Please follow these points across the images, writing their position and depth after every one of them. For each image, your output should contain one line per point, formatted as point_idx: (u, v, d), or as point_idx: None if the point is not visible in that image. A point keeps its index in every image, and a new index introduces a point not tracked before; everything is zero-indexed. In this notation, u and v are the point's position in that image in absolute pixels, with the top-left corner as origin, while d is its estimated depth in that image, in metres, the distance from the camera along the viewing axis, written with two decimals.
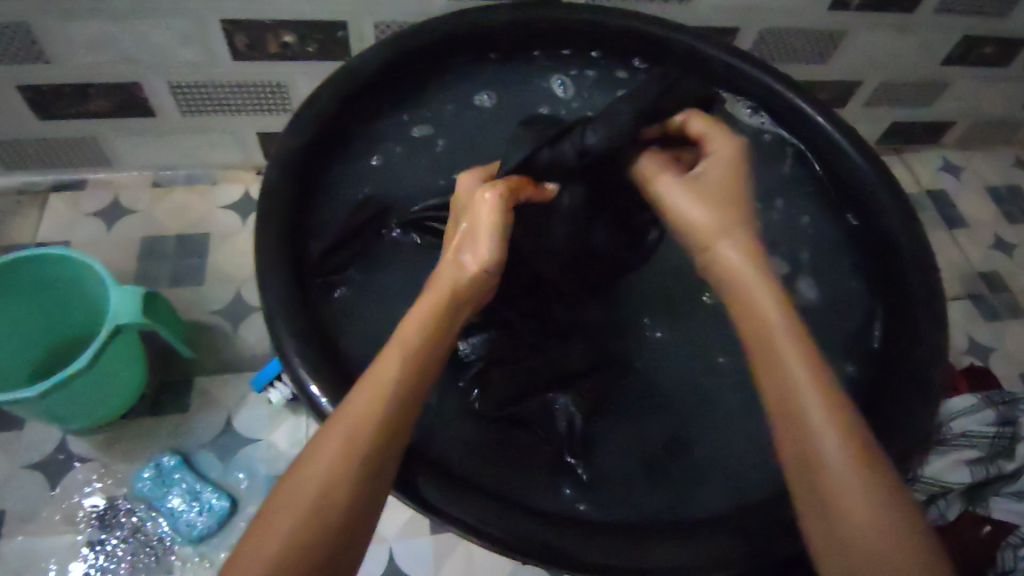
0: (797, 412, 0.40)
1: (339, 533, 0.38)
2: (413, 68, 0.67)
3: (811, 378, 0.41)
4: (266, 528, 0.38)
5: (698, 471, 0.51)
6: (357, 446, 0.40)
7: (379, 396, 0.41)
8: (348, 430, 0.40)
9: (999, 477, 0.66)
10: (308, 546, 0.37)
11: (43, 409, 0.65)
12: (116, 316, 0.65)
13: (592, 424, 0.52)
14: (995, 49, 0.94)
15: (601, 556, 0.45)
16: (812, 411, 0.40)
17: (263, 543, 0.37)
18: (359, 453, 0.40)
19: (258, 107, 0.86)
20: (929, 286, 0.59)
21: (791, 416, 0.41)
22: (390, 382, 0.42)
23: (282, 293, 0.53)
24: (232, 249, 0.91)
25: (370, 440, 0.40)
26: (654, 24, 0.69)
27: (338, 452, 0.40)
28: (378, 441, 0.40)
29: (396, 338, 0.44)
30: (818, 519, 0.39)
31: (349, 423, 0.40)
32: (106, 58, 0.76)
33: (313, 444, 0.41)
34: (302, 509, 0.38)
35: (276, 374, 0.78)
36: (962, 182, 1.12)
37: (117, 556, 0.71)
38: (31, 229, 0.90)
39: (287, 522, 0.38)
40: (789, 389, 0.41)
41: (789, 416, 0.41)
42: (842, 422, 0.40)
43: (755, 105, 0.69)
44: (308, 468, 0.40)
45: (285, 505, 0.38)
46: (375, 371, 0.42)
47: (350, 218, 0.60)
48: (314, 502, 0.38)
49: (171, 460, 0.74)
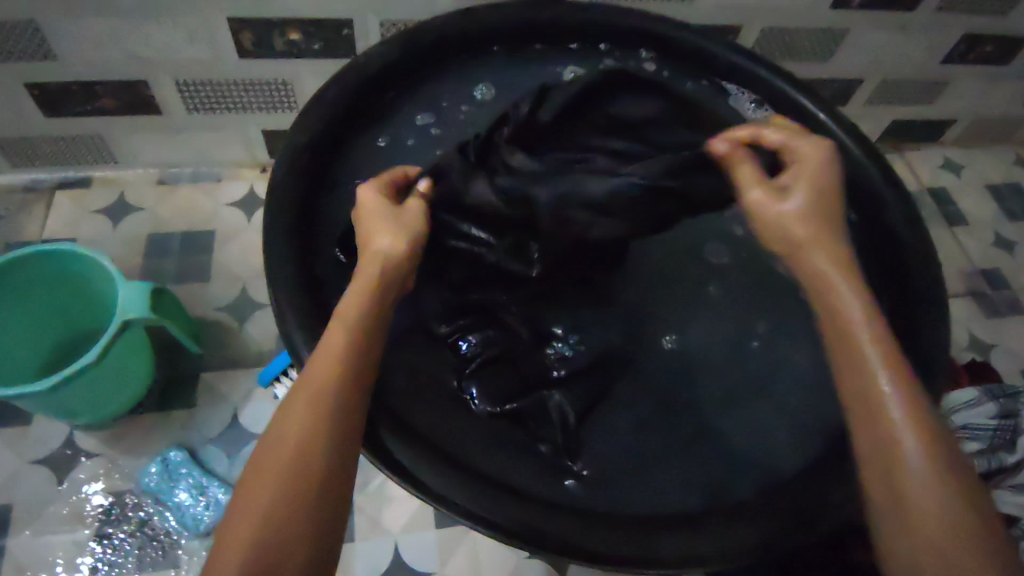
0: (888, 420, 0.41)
1: (314, 507, 0.39)
2: (418, 66, 0.68)
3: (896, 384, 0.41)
4: (245, 507, 0.39)
5: (703, 462, 0.51)
6: (321, 414, 0.41)
7: (313, 396, 0.42)
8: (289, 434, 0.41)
9: (1002, 470, 0.66)
10: (288, 521, 0.38)
11: (52, 404, 0.65)
12: (124, 311, 0.65)
13: (588, 414, 0.53)
14: (995, 48, 0.95)
15: (615, 549, 0.45)
16: (891, 410, 0.41)
17: (245, 527, 0.38)
18: (302, 453, 0.40)
19: (264, 105, 0.87)
20: (930, 281, 0.59)
21: (872, 420, 0.41)
22: (325, 382, 0.42)
23: (291, 287, 0.54)
24: (238, 246, 0.92)
25: (316, 440, 0.41)
26: (656, 22, 0.69)
27: (301, 423, 0.41)
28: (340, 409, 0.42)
29: (339, 316, 0.46)
30: (903, 526, 0.39)
31: (289, 429, 0.41)
32: (114, 56, 0.77)
33: (278, 421, 0.42)
34: (257, 518, 0.38)
35: (282, 368, 0.79)
36: (963, 180, 1.12)
37: (124, 550, 0.71)
38: (38, 226, 0.91)
39: (264, 498, 0.39)
40: (874, 392, 0.41)
41: (872, 413, 0.41)
42: (913, 416, 0.40)
43: (759, 100, 0.69)
44: (277, 446, 0.41)
45: (259, 484, 0.39)
46: (309, 374, 0.43)
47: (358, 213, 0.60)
48: (264, 509, 0.38)
49: (178, 455, 0.74)
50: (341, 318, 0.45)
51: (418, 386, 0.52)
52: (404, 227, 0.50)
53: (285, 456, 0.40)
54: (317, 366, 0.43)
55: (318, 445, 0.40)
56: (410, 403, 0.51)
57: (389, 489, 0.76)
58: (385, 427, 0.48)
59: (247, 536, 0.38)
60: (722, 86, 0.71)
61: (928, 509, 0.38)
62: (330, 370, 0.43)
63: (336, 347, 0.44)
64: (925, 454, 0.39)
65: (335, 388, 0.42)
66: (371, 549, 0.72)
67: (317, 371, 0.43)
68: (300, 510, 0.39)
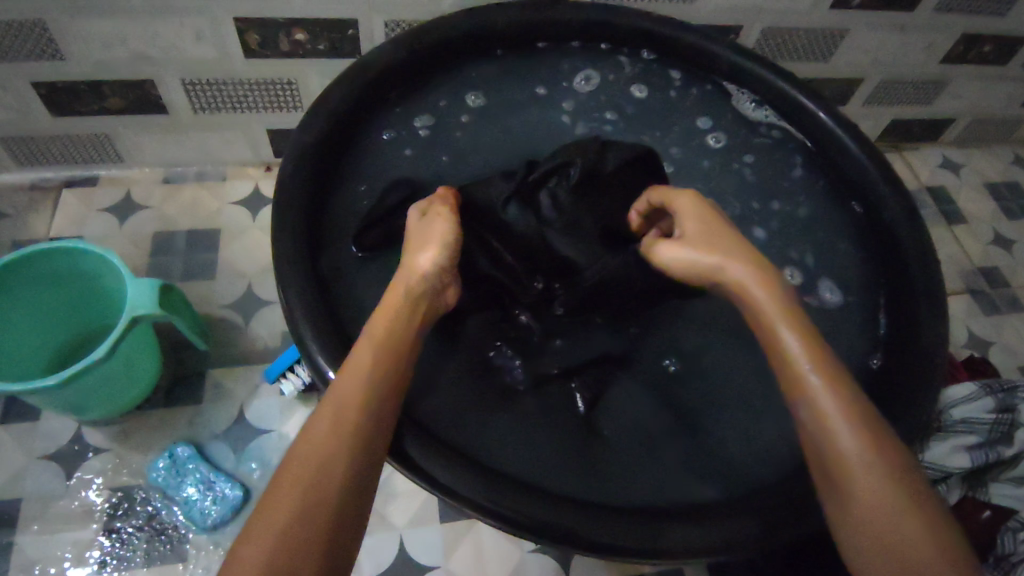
0: (823, 421, 0.42)
1: (329, 525, 0.39)
2: (423, 66, 0.69)
3: (841, 413, 0.42)
4: (261, 518, 0.39)
5: (703, 453, 0.53)
6: (343, 429, 0.42)
7: (342, 414, 0.43)
8: (311, 449, 0.41)
9: (999, 462, 0.67)
10: (302, 534, 0.38)
11: (62, 399, 0.66)
12: (133, 307, 0.66)
13: (596, 410, 0.54)
14: (993, 47, 0.96)
15: (616, 537, 0.46)
16: (830, 418, 0.42)
17: (259, 538, 0.38)
18: (326, 471, 0.41)
19: (269, 104, 0.87)
20: (929, 279, 0.60)
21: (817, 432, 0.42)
22: (353, 401, 0.43)
23: (299, 282, 0.55)
24: (242, 245, 0.92)
25: (341, 458, 0.41)
26: (659, 23, 0.71)
27: (325, 437, 0.42)
28: (364, 426, 0.43)
29: (366, 333, 0.47)
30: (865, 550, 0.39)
31: (311, 444, 0.42)
32: (122, 55, 0.78)
33: (302, 433, 0.43)
34: (273, 529, 0.38)
35: (290, 364, 0.79)
36: (962, 178, 1.13)
37: (132, 544, 0.72)
38: (45, 224, 0.92)
39: (281, 511, 0.39)
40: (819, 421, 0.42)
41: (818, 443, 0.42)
42: (863, 437, 0.41)
43: (758, 100, 0.72)
44: (298, 457, 0.41)
45: (278, 496, 0.40)
46: (338, 391, 0.44)
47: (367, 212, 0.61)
48: (282, 522, 0.38)
49: (185, 451, 0.76)
50: (371, 338, 0.47)
51: (428, 377, 0.53)
52: (436, 249, 0.51)
53: (306, 468, 0.41)
54: (344, 384, 0.44)
55: (339, 463, 0.41)
56: (420, 397, 0.52)
57: (396, 484, 0.77)
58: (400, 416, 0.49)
59: (261, 547, 0.38)
60: (724, 87, 0.73)
61: (904, 511, 0.39)
62: (354, 387, 0.44)
63: (366, 362, 0.45)
64: (877, 458, 0.41)
65: (364, 408, 0.43)
66: (378, 544, 0.73)
67: (343, 386, 0.44)
68: (315, 523, 0.39)
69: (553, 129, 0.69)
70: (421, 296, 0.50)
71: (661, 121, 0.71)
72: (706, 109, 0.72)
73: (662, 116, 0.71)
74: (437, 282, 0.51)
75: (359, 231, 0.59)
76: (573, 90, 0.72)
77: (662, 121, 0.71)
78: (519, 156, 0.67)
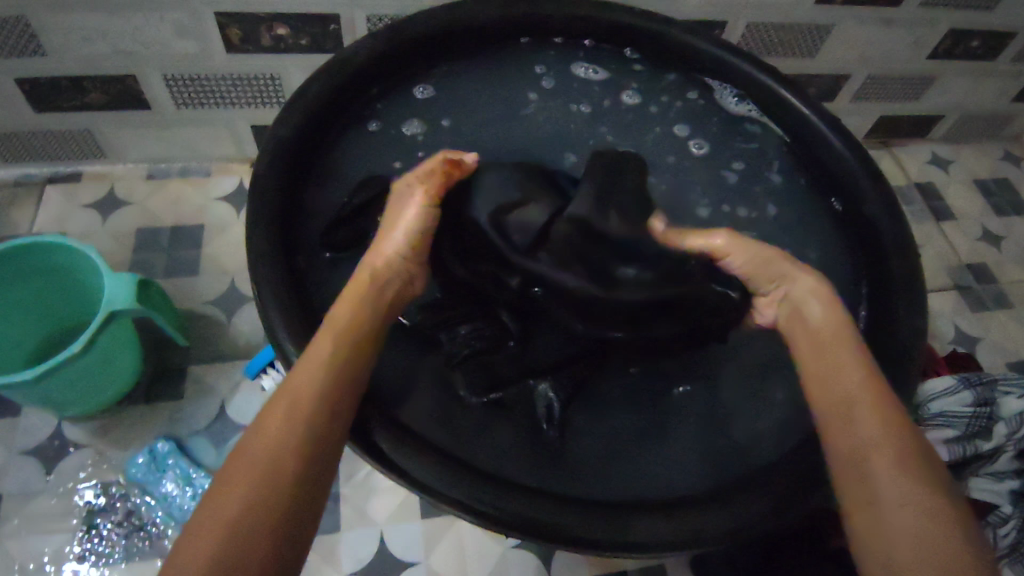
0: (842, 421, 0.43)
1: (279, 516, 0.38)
2: (404, 59, 0.68)
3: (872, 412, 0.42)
4: (204, 515, 0.38)
5: (681, 449, 0.52)
6: (297, 421, 0.42)
7: (298, 404, 0.42)
8: (267, 438, 0.41)
9: (977, 457, 0.66)
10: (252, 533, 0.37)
11: (39, 395, 0.65)
12: (111, 302, 0.65)
13: (573, 406, 0.53)
14: (981, 43, 0.96)
15: (592, 533, 0.45)
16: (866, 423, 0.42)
17: (204, 535, 0.37)
18: (281, 463, 0.40)
19: (252, 99, 0.87)
20: (909, 272, 0.60)
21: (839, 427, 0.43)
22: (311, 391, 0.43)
23: (274, 279, 0.54)
24: (226, 242, 0.92)
25: (295, 451, 0.41)
26: (640, 18, 0.70)
27: (277, 427, 0.41)
28: (316, 418, 0.42)
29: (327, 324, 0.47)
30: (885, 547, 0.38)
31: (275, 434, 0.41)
32: (103, 51, 0.77)
33: (253, 428, 0.42)
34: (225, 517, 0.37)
35: (268, 361, 0.78)
36: (950, 175, 1.13)
37: (111, 540, 0.71)
38: (27, 220, 0.91)
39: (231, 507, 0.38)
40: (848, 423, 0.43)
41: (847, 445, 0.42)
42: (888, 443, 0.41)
43: (741, 94, 0.71)
44: (249, 452, 0.40)
45: (229, 491, 0.39)
46: (294, 380, 0.43)
47: (345, 206, 0.61)
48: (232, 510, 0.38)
49: (165, 446, 0.75)
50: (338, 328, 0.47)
51: (401, 376, 0.53)
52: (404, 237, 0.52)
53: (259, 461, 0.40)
54: (305, 374, 0.44)
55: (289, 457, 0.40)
56: (391, 394, 0.52)
57: (376, 479, 0.76)
58: (379, 419, 0.48)
59: (205, 541, 0.36)
60: (705, 82, 0.73)
61: (914, 509, 0.38)
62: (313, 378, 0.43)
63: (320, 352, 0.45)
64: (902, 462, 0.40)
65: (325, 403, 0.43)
66: (358, 540, 0.73)
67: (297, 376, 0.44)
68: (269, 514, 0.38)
69: (532, 122, 0.69)
70: (384, 285, 0.51)
71: (641, 113, 0.71)
72: (687, 103, 0.72)
73: (643, 108, 0.71)
74: (403, 273, 0.52)
75: (325, 231, 0.59)
76: (556, 83, 0.71)
77: (642, 113, 0.71)
78: (496, 149, 0.67)
